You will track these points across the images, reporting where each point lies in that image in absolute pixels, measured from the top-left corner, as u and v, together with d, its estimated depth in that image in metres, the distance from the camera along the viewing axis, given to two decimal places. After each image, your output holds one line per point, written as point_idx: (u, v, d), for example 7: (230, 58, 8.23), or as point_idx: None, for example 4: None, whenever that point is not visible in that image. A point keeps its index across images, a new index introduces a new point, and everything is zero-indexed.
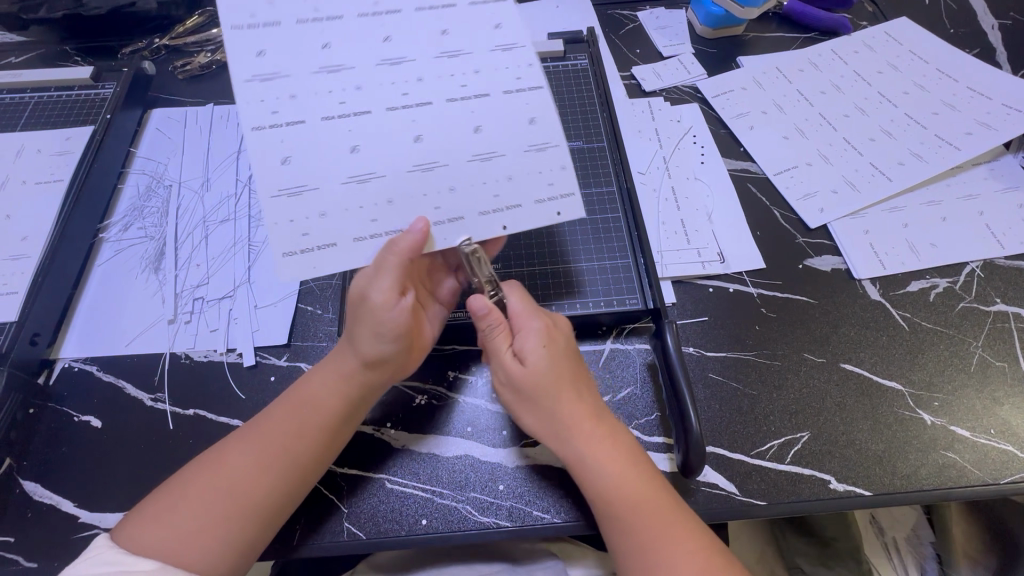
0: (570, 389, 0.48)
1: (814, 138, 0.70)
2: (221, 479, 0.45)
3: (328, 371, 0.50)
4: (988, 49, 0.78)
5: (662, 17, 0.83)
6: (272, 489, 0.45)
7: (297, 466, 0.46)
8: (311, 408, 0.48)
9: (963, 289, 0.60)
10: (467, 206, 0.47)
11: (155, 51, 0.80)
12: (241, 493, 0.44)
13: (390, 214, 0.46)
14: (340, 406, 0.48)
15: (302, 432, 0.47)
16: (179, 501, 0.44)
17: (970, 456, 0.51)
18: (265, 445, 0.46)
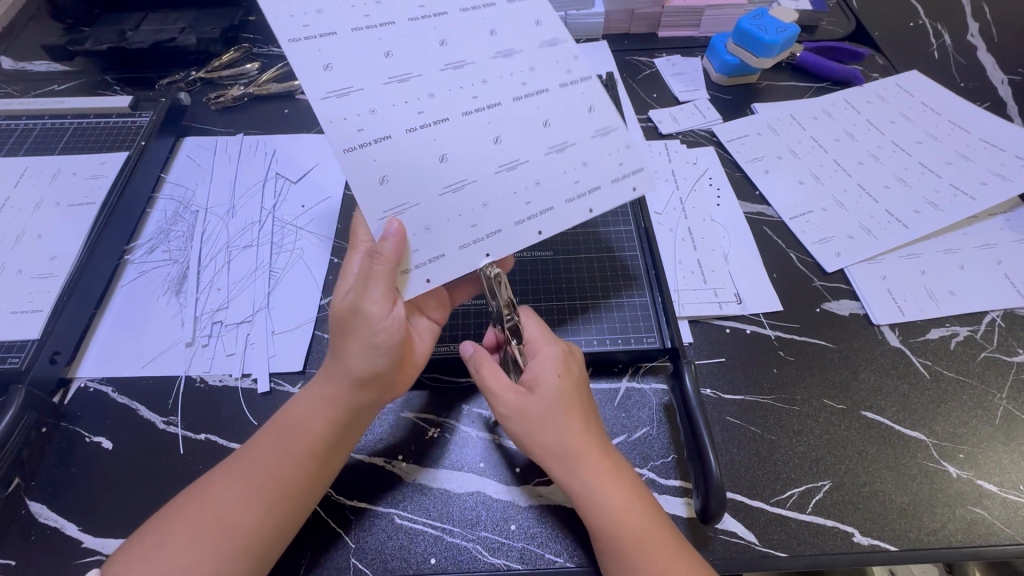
0: (579, 416, 0.47)
1: (829, 184, 0.71)
2: (214, 508, 0.44)
3: (311, 392, 0.49)
4: (999, 103, 0.80)
5: (678, 64, 0.86)
6: (257, 522, 0.44)
7: (279, 496, 0.45)
8: (301, 436, 0.47)
9: (984, 338, 0.59)
10: (567, 192, 0.50)
11: (191, 83, 0.84)
12: (224, 524, 0.44)
13: (495, 208, 0.49)
14: (330, 431, 0.48)
15: (295, 452, 0.47)
16: (163, 534, 0.43)
17: (999, 513, 0.50)
18: (266, 468, 0.46)
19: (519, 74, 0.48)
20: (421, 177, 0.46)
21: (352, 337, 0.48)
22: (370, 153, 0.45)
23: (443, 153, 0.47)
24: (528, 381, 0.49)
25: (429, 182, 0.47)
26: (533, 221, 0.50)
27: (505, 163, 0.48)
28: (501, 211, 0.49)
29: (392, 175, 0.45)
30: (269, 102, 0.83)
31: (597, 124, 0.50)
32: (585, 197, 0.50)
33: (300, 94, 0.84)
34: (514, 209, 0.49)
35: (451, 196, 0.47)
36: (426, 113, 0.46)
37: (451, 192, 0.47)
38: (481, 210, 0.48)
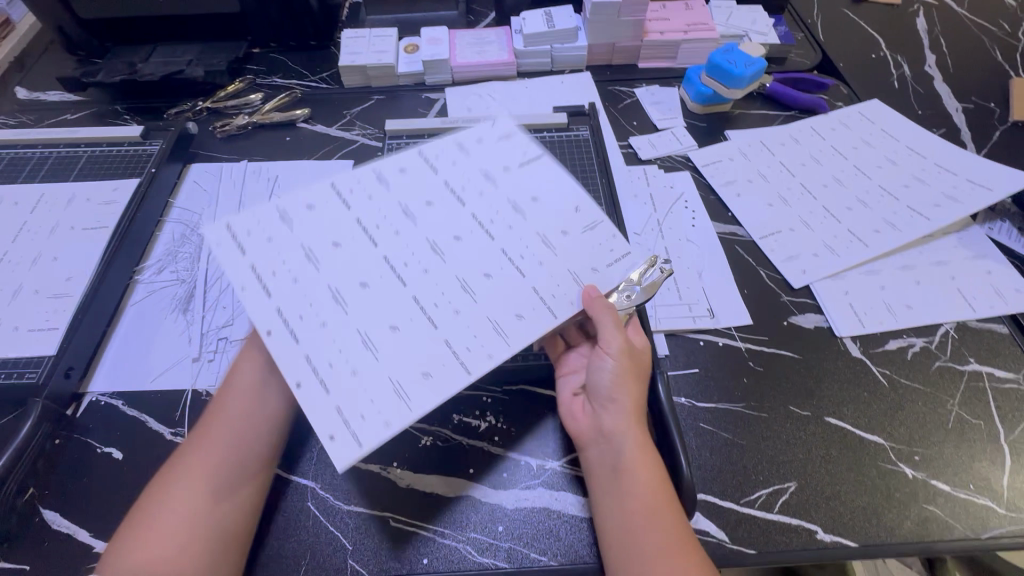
0: (641, 388, 0.53)
1: (796, 205, 0.76)
2: (193, 498, 0.48)
3: (232, 392, 0.55)
4: (953, 129, 0.86)
5: (657, 94, 0.92)
6: (231, 508, 0.49)
7: (244, 482, 0.50)
8: (248, 426, 0.52)
9: (938, 348, 0.64)
10: (381, 368, 0.48)
11: (198, 112, 0.89)
12: (200, 520, 0.47)
13: (315, 335, 0.49)
14: (269, 415, 0.54)
15: (248, 433, 0.52)
16: (145, 541, 0.46)
17: (950, 511, 0.54)
18: (224, 458, 0.51)
19: (496, 261, 0.54)
20: (320, 264, 0.52)
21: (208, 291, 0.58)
22: (328, 218, 0.55)
23: (357, 256, 0.53)
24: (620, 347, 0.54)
25: (321, 266, 0.52)
26: (332, 368, 0.48)
27: (358, 312, 0.51)
28: (362, 305, 0.51)
29: (321, 247, 0.53)
30: (272, 130, 0.88)
31: (472, 349, 0.49)
32: (394, 393, 0.47)
33: (301, 123, 0.89)
34: (328, 353, 0.48)
35: (312, 292, 0.51)
36: (395, 240, 0.54)
37: (309, 296, 0.51)
38: (307, 324, 0.50)
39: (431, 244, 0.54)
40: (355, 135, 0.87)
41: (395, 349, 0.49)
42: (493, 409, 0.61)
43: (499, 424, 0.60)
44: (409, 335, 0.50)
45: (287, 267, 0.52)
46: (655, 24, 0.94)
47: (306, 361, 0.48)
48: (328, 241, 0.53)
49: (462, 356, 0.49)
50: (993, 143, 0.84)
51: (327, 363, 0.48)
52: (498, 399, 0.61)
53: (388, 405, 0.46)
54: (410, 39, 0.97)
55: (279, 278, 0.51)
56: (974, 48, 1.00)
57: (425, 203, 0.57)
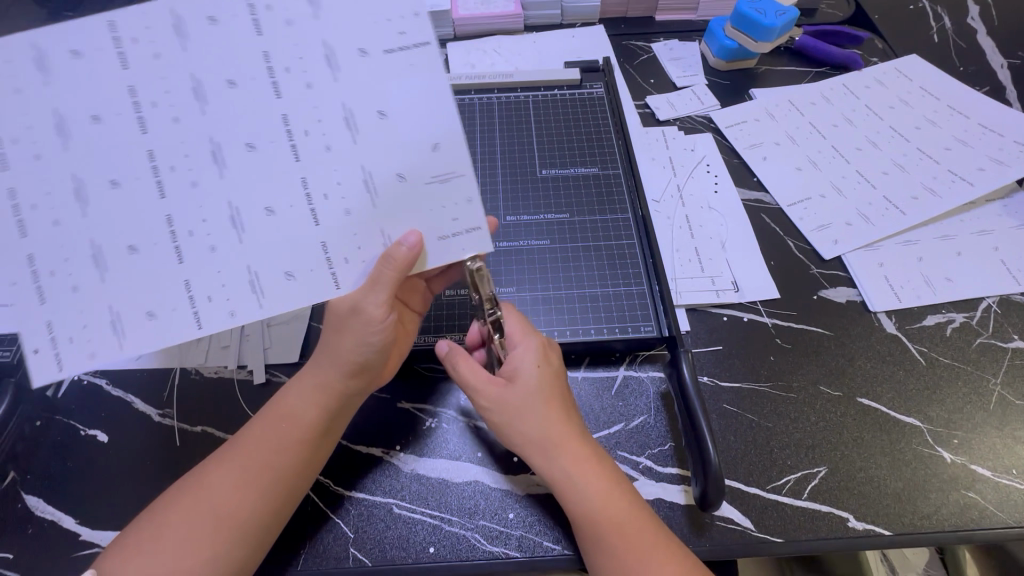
0: (542, 419, 0.47)
1: (827, 170, 0.71)
2: (223, 489, 0.45)
3: (300, 383, 0.49)
4: (998, 87, 0.80)
5: (676, 49, 0.85)
6: (257, 507, 0.44)
7: (275, 481, 0.46)
8: (291, 423, 0.48)
9: (979, 324, 0.59)
10: (109, 294, 0.41)
11: None
12: (222, 511, 0.44)
13: (47, 237, 0.39)
14: (318, 415, 0.48)
15: (288, 432, 0.47)
16: (159, 527, 0.43)
17: (992, 498, 0.50)
18: (253, 448, 0.46)
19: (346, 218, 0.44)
20: (72, 139, 0.38)
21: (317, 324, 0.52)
22: (93, 78, 0.38)
23: (118, 136, 0.39)
24: (510, 371, 0.49)
25: (70, 143, 0.38)
26: (54, 278, 0.40)
27: (98, 218, 0.40)
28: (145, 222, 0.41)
29: (213, 85, 0.40)
30: None
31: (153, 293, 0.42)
32: (111, 327, 0.41)
33: None
34: (55, 257, 0.40)
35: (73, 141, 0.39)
36: (172, 131, 0.40)
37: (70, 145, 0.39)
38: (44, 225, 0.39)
39: (213, 148, 0.41)
40: None
41: (133, 277, 0.41)
42: None
43: None
44: (194, 242, 0.42)
45: (31, 138, 0.38)
46: None
47: (26, 261, 0.39)
48: (83, 109, 0.38)
49: (200, 306, 0.42)
50: None
51: (49, 272, 0.40)
52: None
53: (98, 337, 0.41)
54: None
55: (15, 150, 0.38)
56: None
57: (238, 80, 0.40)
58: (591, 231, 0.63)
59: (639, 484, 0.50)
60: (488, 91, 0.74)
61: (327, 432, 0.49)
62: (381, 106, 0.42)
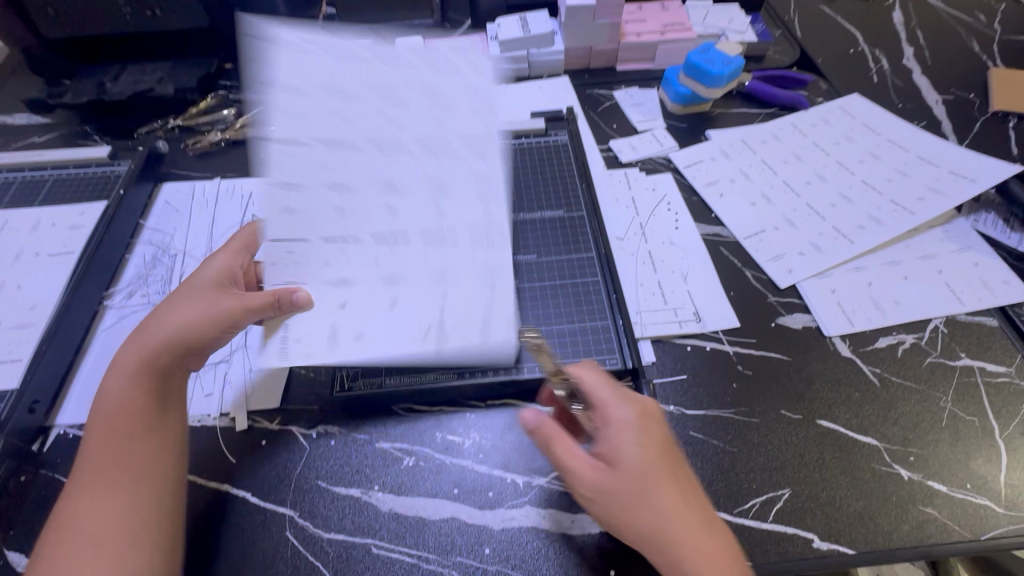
0: (655, 506, 0.45)
1: (779, 204, 0.76)
2: (87, 502, 0.46)
3: (115, 376, 0.51)
4: (933, 121, 0.86)
5: (636, 96, 0.91)
6: (128, 502, 0.46)
7: (134, 469, 0.47)
8: (120, 414, 0.49)
9: (928, 344, 0.63)
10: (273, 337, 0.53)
11: (169, 131, 0.88)
12: (94, 522, 0.45)
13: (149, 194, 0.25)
14: (142, 396, 0.50)
15: (122, 423, 0.49)
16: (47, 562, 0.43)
17: (949, 512, 0.52)
18: (100, 453, 0.48)
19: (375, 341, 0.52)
20: None
21: (158, 320, 0.53)
22: None
23: None
24: (609, 452, 0.47)
25: None
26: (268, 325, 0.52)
27: None
28: None
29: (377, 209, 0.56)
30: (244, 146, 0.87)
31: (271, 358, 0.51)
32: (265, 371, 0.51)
33: None
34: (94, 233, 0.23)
35: None
36: None
37: None
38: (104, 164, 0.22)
39: None
40: None
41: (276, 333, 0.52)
42: (475, 426, 0.59)
43: (484, 441, 0.58)
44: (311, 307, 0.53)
45: None
46: (631, 26, 0.93)
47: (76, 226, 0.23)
48: None
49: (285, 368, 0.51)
50: (974, 133, 0.84)
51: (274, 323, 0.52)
52: (483, 415, 0.59)
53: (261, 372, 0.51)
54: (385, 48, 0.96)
55: None
56: (950, 39, 1.00)
57: (384, 216, 0.56)
58: (554, 271, 0.66)
59: None
60: None
61: (160, 419, 0.51)
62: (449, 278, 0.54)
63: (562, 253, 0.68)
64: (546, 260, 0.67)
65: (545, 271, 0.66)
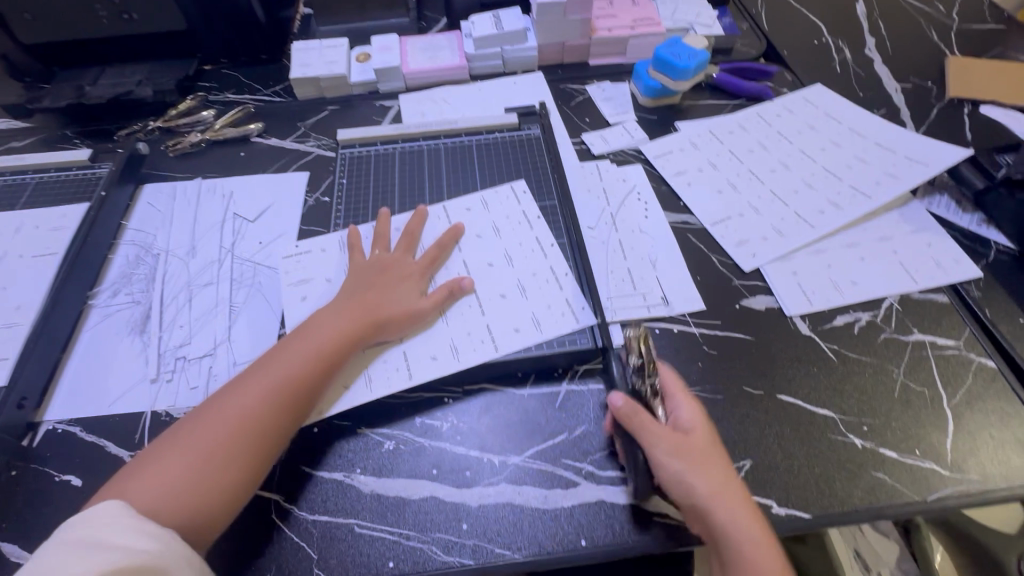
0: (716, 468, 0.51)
1: (744, 192, 0.79)
2: (211, 435, 0.51)
3: (300, 339, 0.58)
4: (893, 109, 0.89)
5: (608, 90, 0.94)
6: (247, 452, 0.51)
7: (263, 426, 0.53)
8: (283, 368, 0.56)
9: (883, 321, 0.66)
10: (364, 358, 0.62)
11: (150, 132, 0.89)
12: (216, 448, 0.51)
13: None
14: (305, 362, 0.56)
15: (274, 380, 0.55)
16: (159, 470, 0.49)
17: (899, 477, 0.56)
18: (252, 397, 0.53)
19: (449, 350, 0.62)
20: None
21: (374, 299, 0.63)
22: None
23: None
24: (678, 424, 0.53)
25: None
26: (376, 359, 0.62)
27: None
28: None
29: (470, 239, 0.72)
30: (224, 146, 0.88)
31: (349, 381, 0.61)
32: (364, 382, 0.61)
33: (256, 137, 0.89)
34: None
35: None
36: None
37: None
38: None
39: None
40: (310, 147, 0.87)
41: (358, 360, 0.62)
42: (453, 410, 0.61)
43: (462, 424, 0.60)
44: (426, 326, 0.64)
45: None
46: (601, 22, 0.96)
47: None
48: None
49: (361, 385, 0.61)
50: (930, 120, 0.87)
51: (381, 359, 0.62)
52: (459, 399, 0.62)
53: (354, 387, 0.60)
54: (362, 47, 0.98)
55: None
56: (910, 29, 1.03)
57: (477, 238, 0.72)
58: (545, 250, 0.70)
59: (581, 487, 0.55)
60: (435, 138, 0.84)
61: (310, 401, 0.56)
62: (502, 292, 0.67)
63: (553, 273, 0.68)
64: (537, 277, 0.68)
65: (533, 290, 0.67)
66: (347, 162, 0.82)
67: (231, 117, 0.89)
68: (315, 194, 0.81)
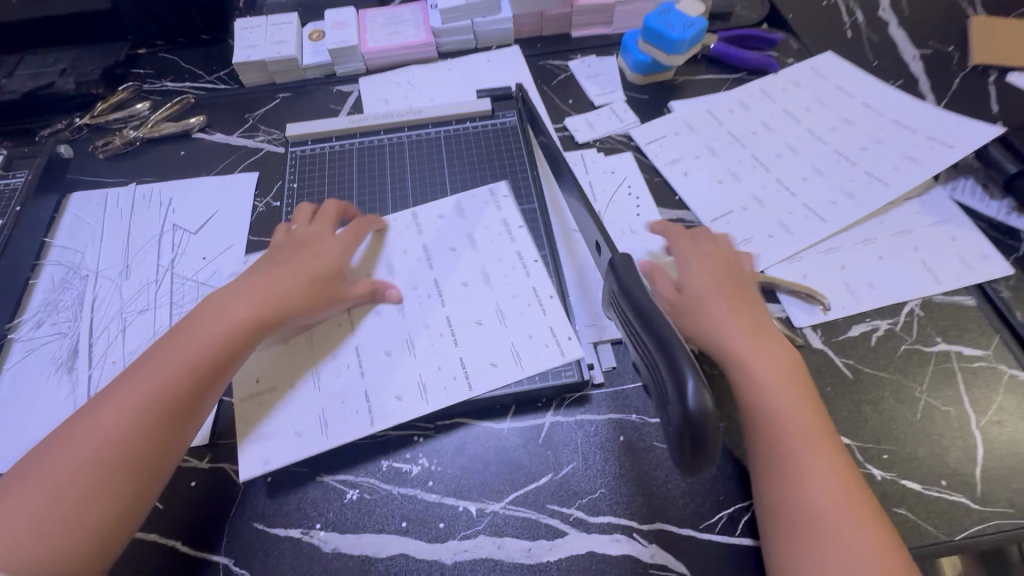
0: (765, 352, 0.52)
1: (747, 181, 0.70)
2: (67, 455, 0.45)
3: (181, 333, 0.52)
4: (911, 80, 0.80)
5: (593, 66, 0.83)
6: (117, 469, 0.45)
7: (136, 436, 0.47)
8: (158, 369, 0.50)
9: (903, 330, 0.59)
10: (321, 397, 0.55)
11: (76, 130, 0.78)
12: (82, 466, 0.45)
13: None
14: (185, 358, 0.50)
15: (145, 379, 0.49)
16: (19, 501, 0.43)
17: (923, 513, 0.50)
18: (120, 401, 0.48)
19: (411, 388, 0.55)
20: None
21: (274, 280, 0.56)
22: None
23: None
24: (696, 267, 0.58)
25: None
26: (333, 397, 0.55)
27: None
28: None
29: (439, 251, 0.64)
30: (162, 144, 0.78)
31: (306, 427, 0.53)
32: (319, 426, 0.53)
33: (197, 133, 0.79)
34: None
35: None
36: None
37: None
38: None
39: None
40: (259, 143, 0.78)
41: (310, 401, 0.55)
42: (425, 451, 0.54)
43: (435, 467, 0.53)
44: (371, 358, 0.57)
45: None
46: None
47: None
48: None
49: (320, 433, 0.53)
50: (953, 91, 0.78)
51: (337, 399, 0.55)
52: (431, 438, 0.55)
53: (310, 431, 0.53)
54: (315, 23, 0.86)
55: None
56: None
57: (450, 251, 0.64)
58: (527, 267, 0.62)
59: (568, 537, 0.49)
60: (398, 130, 0.75)
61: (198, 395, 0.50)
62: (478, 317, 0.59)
63: (535, 295, 0.60)
64: (519, 300, 0.60)
65: (514, 316, 0.59)
66: (300, 160, 0.73)
67: (168, 110, 0.79)
68: (265, 199, 0.72)
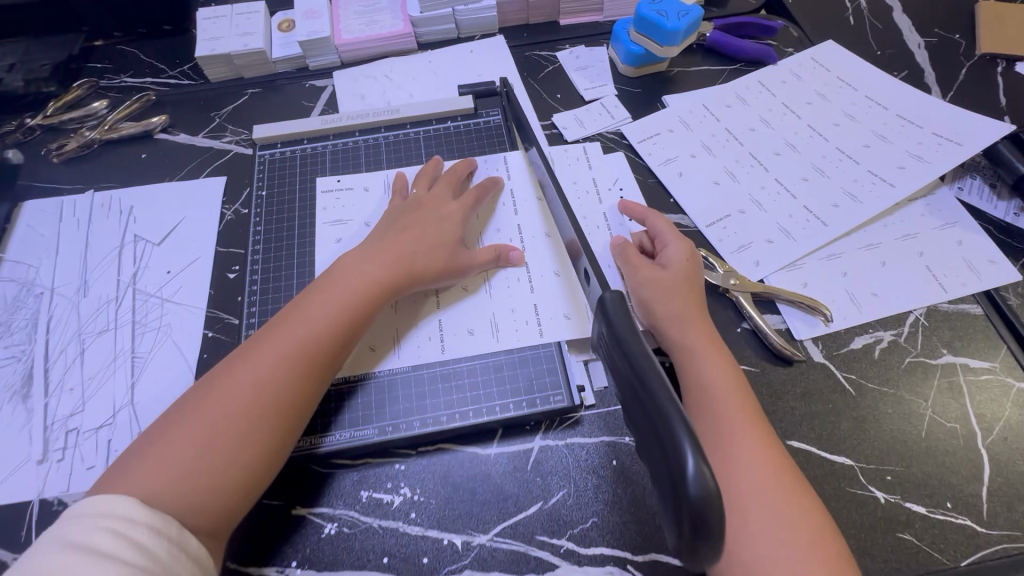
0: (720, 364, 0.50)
1: (745, 182, 0.66)
2: (221, 404, 0.45)
3: (323, 295, 0.52)
4: (916, 71, 0.76)
5: (583, 57, 0.79)
6: (270, 428, 0.45)
7: (281, 394, 0.46)
8: (296, 329, 0.49)
9: (907, 342, 0.56)
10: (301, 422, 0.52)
11: (28, 131, 0.73)
12: (229, 418, 0.44)
13: None
14: (330, 324, 0.50)
15: (283, 342, 0.48)
16: (158, 451, 0.43)
17: (929, 538, 0.47)
18: (280, 356, 0.48)
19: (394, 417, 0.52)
20: None
21: (392, 247, 0.56)
22: None
23: None
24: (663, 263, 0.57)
25: None
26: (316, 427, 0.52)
27: None
28: None
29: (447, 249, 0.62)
30: (121, 147, 0.73)
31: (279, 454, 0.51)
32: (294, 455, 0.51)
33: (160, 133, 0.74)
34: None
35: None
36: None
37: None
38: None
39: None
40: (227, 144, 0.73)
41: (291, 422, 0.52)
42: (407, 480, 0.51)
43: (417, 497, 0.50)
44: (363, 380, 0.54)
45: None
46: None
47: None
48: None
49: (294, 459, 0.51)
50: (960, 83, 0.74)
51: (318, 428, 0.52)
52: (413, 466, 0.52)
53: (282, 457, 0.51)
54: (284, 12, 0.80)
55: None
56: None
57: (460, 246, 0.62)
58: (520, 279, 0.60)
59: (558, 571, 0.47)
60: (375, 131, 0.70)
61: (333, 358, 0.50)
62: (471, 327, 0.57)
63: (534, 314, 0.58)
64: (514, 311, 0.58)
65: (507, 331, 0.57)
66: (271, 164, 0.68)
67: (127, 109, 0.73)
68: (234, 206, 0.67)
